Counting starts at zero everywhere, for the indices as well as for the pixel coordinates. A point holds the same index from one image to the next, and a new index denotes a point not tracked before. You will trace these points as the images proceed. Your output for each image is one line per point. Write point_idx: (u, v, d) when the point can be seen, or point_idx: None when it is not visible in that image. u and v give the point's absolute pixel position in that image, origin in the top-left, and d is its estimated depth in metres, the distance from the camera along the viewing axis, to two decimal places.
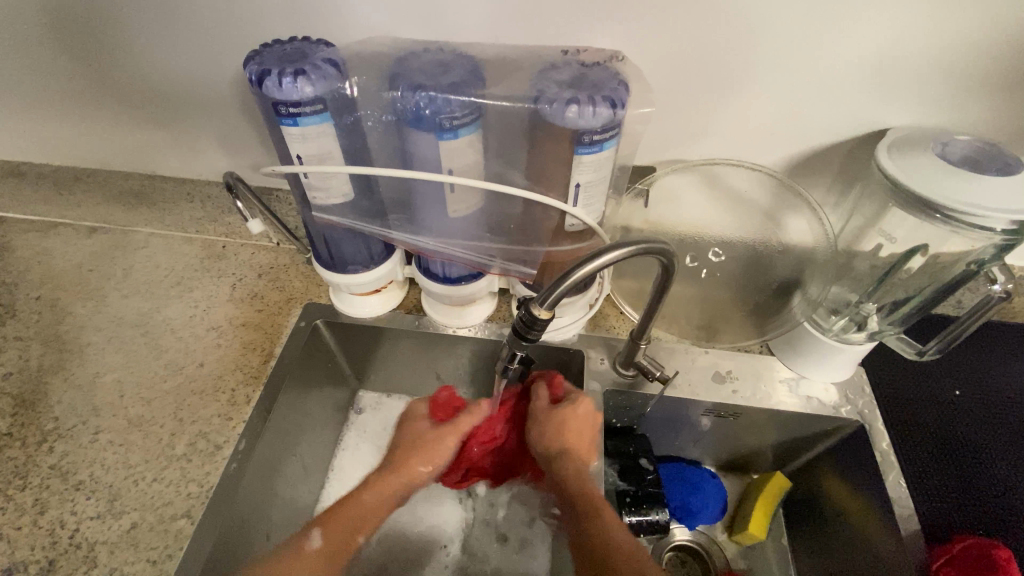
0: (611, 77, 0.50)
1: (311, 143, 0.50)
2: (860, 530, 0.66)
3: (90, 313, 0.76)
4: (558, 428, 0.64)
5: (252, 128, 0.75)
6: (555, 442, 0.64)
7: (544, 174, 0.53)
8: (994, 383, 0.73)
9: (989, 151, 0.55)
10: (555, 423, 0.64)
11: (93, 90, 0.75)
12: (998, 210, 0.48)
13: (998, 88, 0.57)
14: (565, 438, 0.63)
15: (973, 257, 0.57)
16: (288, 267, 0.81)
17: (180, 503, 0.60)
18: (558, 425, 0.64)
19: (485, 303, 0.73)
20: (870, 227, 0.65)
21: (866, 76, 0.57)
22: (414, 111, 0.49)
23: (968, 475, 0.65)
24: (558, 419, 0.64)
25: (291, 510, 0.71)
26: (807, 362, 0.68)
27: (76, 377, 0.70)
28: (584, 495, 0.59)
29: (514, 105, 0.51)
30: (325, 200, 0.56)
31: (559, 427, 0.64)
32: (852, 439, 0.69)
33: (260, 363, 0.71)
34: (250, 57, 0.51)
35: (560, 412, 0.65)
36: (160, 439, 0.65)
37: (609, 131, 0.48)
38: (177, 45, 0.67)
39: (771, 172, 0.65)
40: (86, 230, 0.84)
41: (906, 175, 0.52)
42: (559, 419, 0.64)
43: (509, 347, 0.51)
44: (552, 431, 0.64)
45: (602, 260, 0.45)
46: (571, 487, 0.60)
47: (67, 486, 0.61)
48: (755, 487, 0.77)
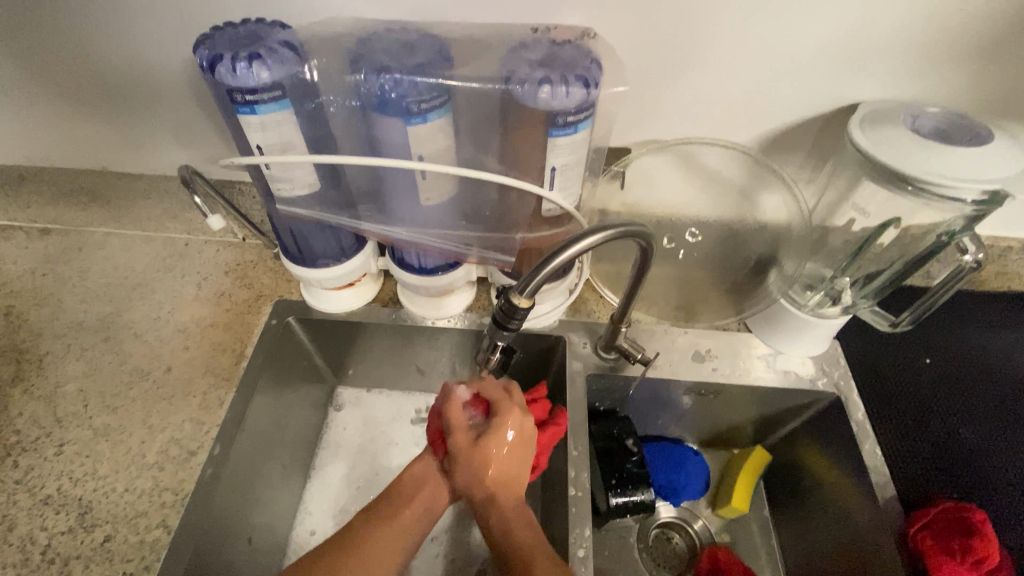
0: (583, 55, 0.48)
1: (271, 132, 0.48)
2: (837, 498, 0.68)
3: (47, 320, 0.72)
4: (490, 467, 0.55)
5: (209, 119, 0.71)
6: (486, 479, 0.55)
7: (518, 158, 0.51)
8: (959, 350, 0.75)
9: (957, 121, 0.56)
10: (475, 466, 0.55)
11: (30, 81, 0.69)
12: (970, 180, 0.49)
13: (963, 60, 0.57)
14: (501, 471, 0.55)
15: (943, 228, 0.58)
16: (256, 263, 0.77)
17: (156, 512, 0.58)
18: (491, 465, 0.55)
19: (462, 293, 0.72)
20: (842, 200, 0.65)
21: (837, 49, 0.57)
22: (379, 95, 0.46)
23: (940, 440, 0.67)
24: (495, 454, 0.55)
25: (274, 511, 0.70)
26: (785, 339, 0.70)
27: (36, 388, 0.66)
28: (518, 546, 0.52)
29: (484, 86, 0.49)
30: (289, 192, 0.54)
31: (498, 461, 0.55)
32: (829, 410, 0.71)
33: (232, 364, 0.69)
34: (200, 41, 0.47)
35: (483, 454, 0.55)
36: (131, 447, 0.62)
37: (583, 112, 0.47)
38: (121, 30, 0.62)
39: (745, 151, 0.64)
40: (37, 232, 0.80)
41: (876, 148, 0.53)
42: (485, 460, 0.55)
43: (489, 337, 0.50)
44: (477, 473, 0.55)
45: (578, 247, 0.44)
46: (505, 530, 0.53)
47: (33, 502, 0.58)
48: (736, 462, 0.79)
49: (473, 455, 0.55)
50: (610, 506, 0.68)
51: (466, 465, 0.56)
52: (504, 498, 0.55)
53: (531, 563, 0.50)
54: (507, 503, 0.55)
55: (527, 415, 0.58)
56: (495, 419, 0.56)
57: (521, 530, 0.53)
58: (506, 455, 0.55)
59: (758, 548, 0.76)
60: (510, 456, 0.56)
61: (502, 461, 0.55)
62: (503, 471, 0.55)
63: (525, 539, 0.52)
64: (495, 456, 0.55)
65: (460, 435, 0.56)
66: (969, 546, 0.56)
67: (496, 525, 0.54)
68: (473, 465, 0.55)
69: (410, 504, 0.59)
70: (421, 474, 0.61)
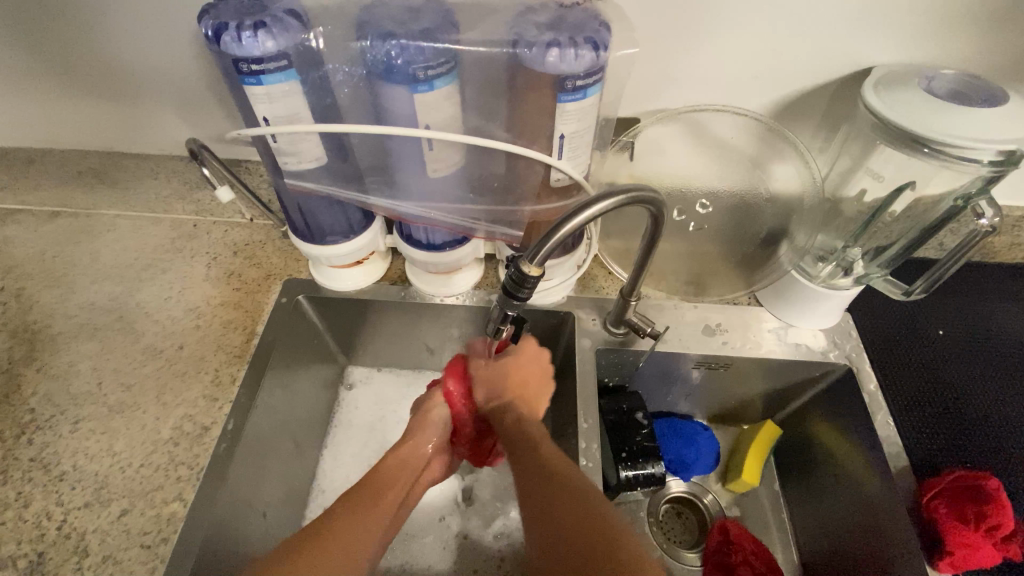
0: (592, 18, 0.47)
1: (277, 103, 0.47)
2: (848, 470, 0.68)
3: (59, 301, 0.72)
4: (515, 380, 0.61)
5: (214, 97, 0.71)
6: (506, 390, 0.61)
7: (526, 126, 0.51)
8: (973, 321, 0.75)
9: (974, 83, 0.54)
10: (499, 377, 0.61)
11: (35, 61, 0.69)
12: (987, 140, 0.48)
13: (982, 20, 0.56)
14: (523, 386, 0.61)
15: (959, 194, 0.57)
16: (264, 243, 0.78)
17: (171, 487, 0.59)
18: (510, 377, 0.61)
19: (471, 270, 0.72)
20: (855, 169, 0.64)
21: (851, 10, 0.56)
22: (385, 62, 0.46)
23: (955, 410, 0.67)
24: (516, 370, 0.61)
25: (288, 487, 0.71)
26: (796, 311, 0.69)
27: (50, 368, 0.67)
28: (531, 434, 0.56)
29: (490, 50, 0.48)
30: (297, 166, 0.54)
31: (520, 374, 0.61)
32: (841, 383, 0.70)
33: (243, 342, 0.69)
34: (204, 11, 0.47)
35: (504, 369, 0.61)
36: (145, 424, 0.63)
37: (592, 76, 0.46)
38: (123, 6, 0.62)
39: (757, 118, 0.63)
40: (47, 215, 0.79)
41: (890, 111, 0.52)
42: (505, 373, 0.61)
43: (499, 308, 0.50)
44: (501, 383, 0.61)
45: (587, 213, 0.44)
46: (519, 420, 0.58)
47: (52, 477, 0.59)
48: (746, 437, 0.79)
49: (500, 369, 0.61)
50: (621, 480, 0.68)
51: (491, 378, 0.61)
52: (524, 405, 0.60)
53: (541, 445, 0.54)
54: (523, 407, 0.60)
55: (544, 350, 0.65)
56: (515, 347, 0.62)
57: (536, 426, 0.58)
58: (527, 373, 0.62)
59: (768, 522, 0.76)
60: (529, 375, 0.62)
61: (524, 377, 0.61)
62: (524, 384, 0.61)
63: (535, 429, 0.57)
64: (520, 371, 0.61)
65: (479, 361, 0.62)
66: (983, 513, 0.56)
67: (511, 420, 0.59)
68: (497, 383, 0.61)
69: (392, 490, 0.58)
70: (408, 458, 0.62)
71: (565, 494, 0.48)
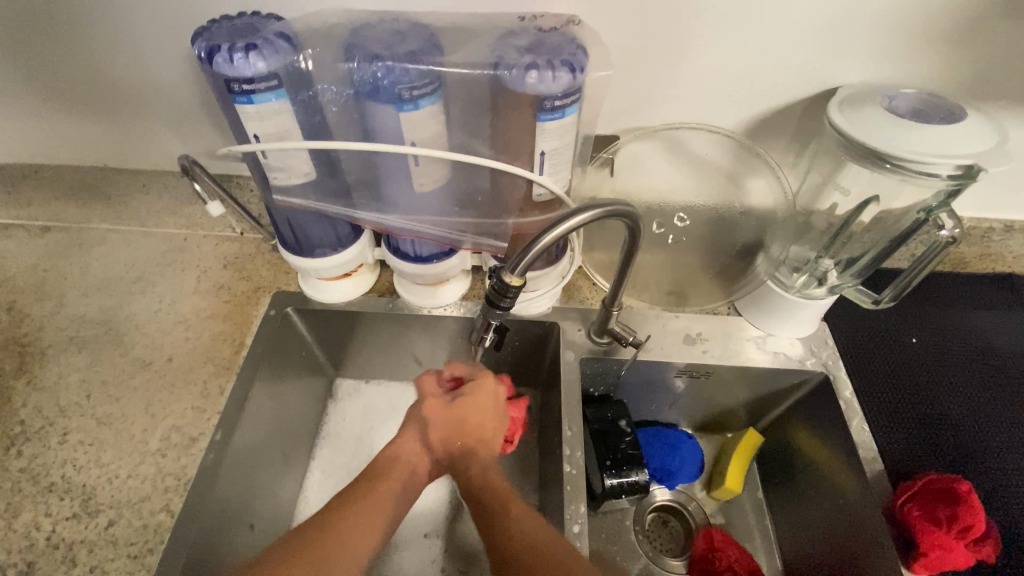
0: (569, 42, 0.50)
1: (268, 121, 0.49)
2: (827, 476, 0.70)
3: (49, 313, 0.73)
4: (469, 427, 0.61)
5: (206, 114, 0.72)
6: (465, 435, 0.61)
7: (508, 143, 0.53)
8: (943, 328, 0.77)
9: (933, 101, 0.57)
10: (453, 423, 0.61)
11: (32, 80, 0.71)
12: (944, 155, 0.51)
13: (938, 43, 0.59)
14: (479, 432, 0.62)
15: (921, 206, 0.60)
16: (255, 256, 0.79)
17: (159, 497, 0.59)
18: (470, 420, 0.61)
19: (458, 282, 0.74)
20: (827, 183, 0.67)
21: (816, 34, 0.59)
22: (372, 82, 0.48)
23: (927, 415, 0.69)
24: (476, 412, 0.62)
25: (275, 498, 0.71)
26: (774, 320, 0.71)
27: (39, 380, 0.67)
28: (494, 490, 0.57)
29: (473, 71, 0.51)
30: (286, 181, 0.55)
31: (478, 412, 0.62)
32: (818, 391, 0.72)
33: (232, 353, 0.70)
34: (198, 33, 0.49)
35: (461, 412, 0.61)
36: (133, 435, 0.63)
37: (570, 96, 0.48)
38: (119, 26, 0.64)
39: (730, 134, 0.66)
40: (38, 229, 0.81)
41: (854, 128, 0.54)
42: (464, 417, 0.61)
43: (483, 317, 0.51)
44: (454, 430, 0.61)
45: (566, 226, 0.46)
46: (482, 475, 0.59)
47: (38, 489, 0.59)
48: (729, 445, 0.80)
49: (449, 415, 0.61)
50: (606, 487, 0.70)
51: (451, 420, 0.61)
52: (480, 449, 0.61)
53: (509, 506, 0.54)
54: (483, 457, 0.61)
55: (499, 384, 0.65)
56: (471, 385, 0.63)
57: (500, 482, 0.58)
58: (486, 414, 0.63)
59: (752, 528, 0.78)
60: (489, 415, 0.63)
61: (479, 424, 0.62)
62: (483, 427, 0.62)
63: (501, 486, 0.57)
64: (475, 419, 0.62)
65: (434, 399, 0.62)
66: (955, 515, 0.58)
67: (473, 474, 0.59)
68: (467, 419, 0.61)
69: (391, 480, 0.56)
70: (411, 443, 0.60)
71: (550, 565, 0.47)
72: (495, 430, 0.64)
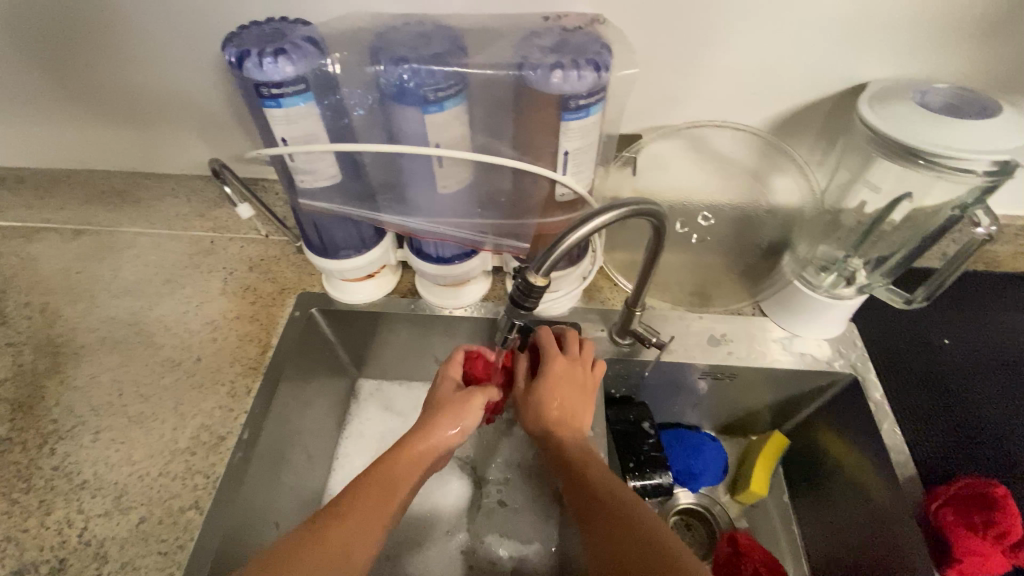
0: (594, 41, 0.50)
1: (296, 124, 0.50)
2: (856, 480, 0.68)
3: (81, 315, 0.75)
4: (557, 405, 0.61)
5: (233, 118, 0.73)
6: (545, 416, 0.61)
7: (531, 143, 0.53)
8: (977, 329, 0.75)
9: (967, 96, 0.56)
10: (533, 406, 0.62)
11: (67, 90, 0.73)
12: (980, 151, 0.49)
13: (974, 35, 0.57)
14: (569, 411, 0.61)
15: (956, 203, 0.58)
16: (279, 258, 0.80)
17: (188, 495, 0.60)
18: (549, 403, 0.61)
19: (479, 283, 0.74)
20: (855, 181, 0.66)
21: (846, 28, 0.57)
22: (397, 85, 0.48)
23: (961, 418, 0.67)
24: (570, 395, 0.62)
25: (299, 497, 0.72)
26: (801, 321, 0.70)
27: (72, 380, 0.69)
28: (575, 462, 0.56)
29: (498, 72, 0.51)
30: (312, 184, 0.56)
31: (563, 393, 0.62)
32: (846, 393, 0.71)
33: (258, 354, 0.71)
34: (227, 39, 0.50)
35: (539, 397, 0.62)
36: (163, 434, 0.64)
37: (595, 95, 0.48)
38: (149, 32, 0.65)
39: (755, 132, 0.65)
40: (70, 233, 0.83)
41: (885, 123, 0.53)
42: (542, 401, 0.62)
43: (507, 317, 0.51)
44: (536, 412, 0.62)
45: (590, 226, 0.45)
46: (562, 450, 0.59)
47: (72, 486, 0.61)
48: (754, 448, 0.79)
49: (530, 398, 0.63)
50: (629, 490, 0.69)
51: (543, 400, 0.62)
52: (568, 431, 0.60)
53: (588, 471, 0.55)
54: (565, 434, 0.60)
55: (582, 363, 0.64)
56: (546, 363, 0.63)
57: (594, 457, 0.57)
58: (574, 394, 0.62)
59: (778, 533, 0.76)
60: (579, 397, 0.63)
61: (568, 402, 0.62)
62: (573, 410, 0.62)
63: (583, 457, 0.57)
64: (567, 398, 0.62)
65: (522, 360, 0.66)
66: (990, 520, 0.56)
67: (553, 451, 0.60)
68: (560, 393, 0.62)
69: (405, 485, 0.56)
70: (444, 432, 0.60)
71: (624, 527, 0.47)
72: (583, 412, 0.63)
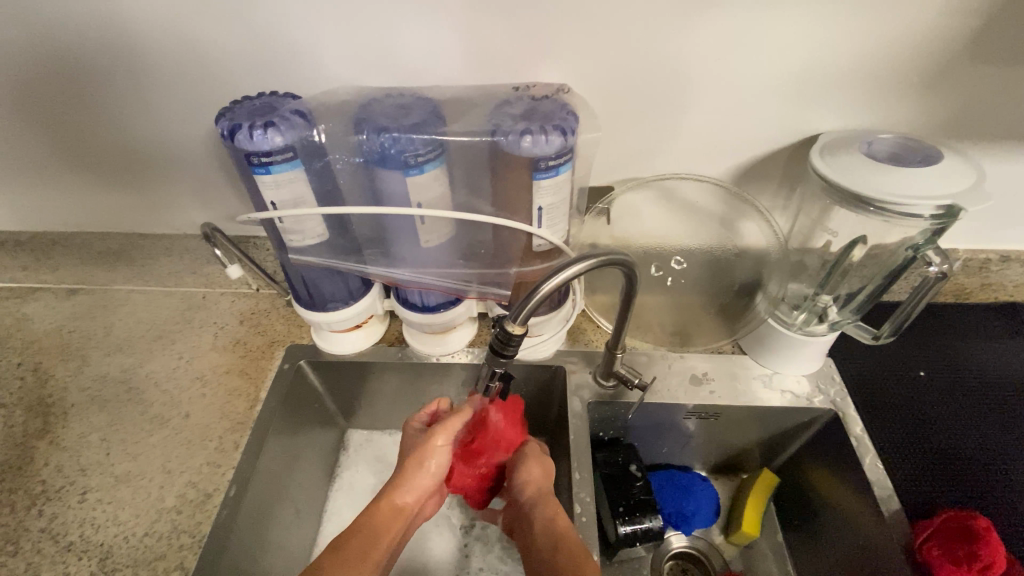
0: (560, 108, 0.54)
1: (284, 189, 0.53)
2: (845, 516, 0.68)
3: (73, 374, 0.76)
4: (522, 488, 0.64)
5: (227, 181, 0.77)
6: (534, 484, 0.64)
7: (506, 200, 0.56)
8: (951, 361, 0.77)
9: (909, 145, 0.60)
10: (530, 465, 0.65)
11: (68, 159, 0.77)
12: (923, 197, 0.53)
13: (910, 91, 0.62)
14: (534, 486, 0.63)
15: (909, 244, 0.62)
16: (269, 311, 0.82)
17: (174, 555, 0.60)
18: (537, 469, 0.65)
19: (465, 329, 0.76)
20: (816, 225, 0.70)
21: (795, 88, 0.62)
22: (380, 151, 0.52)
23: (941, 450, 0.68)
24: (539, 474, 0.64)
25: (288, 554, 0.71)
26: (780, 358, 0.72)
27: (62, 439, 0.69)
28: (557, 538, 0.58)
29: (473, 139, 0.55)
30: (301, 242, 0.59)
31: (541, 466, 0.65)
32: (828, 428, 0.72)
33: (247, 408, 0.72)
34: (221, 113, 0.54)
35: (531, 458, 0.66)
36: (151, 492, 0.64)
37: (563, 156, 0.52)
38: (148, 104, 0.69)
39: (719, 183, 0.69)
40: (65, 292, 0.86)
41: (836, 174, 0.57)
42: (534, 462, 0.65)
43: (487, 365, 0.53)
44: (532, 473, 0.64)
45: (564, 275, 0.48)
46: (546, 527, 0.59)
47: (58, 548, 0.60)
48: (744, 487, 0.80)
49: (532, 459, 0.66)
50: (620, 535, 0.69)
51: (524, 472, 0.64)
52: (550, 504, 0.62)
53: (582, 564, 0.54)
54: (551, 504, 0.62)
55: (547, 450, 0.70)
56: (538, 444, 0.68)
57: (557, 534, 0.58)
58: (538, 468, 0.65)
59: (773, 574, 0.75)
60: (545, 474, 0.65)
61: (535, 477, 0.64)
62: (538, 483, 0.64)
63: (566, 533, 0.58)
64: (533, 478, 0.64)
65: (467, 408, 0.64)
66: (975, 552, 0.57)
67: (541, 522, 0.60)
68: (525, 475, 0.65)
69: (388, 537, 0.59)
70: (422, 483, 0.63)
71: None
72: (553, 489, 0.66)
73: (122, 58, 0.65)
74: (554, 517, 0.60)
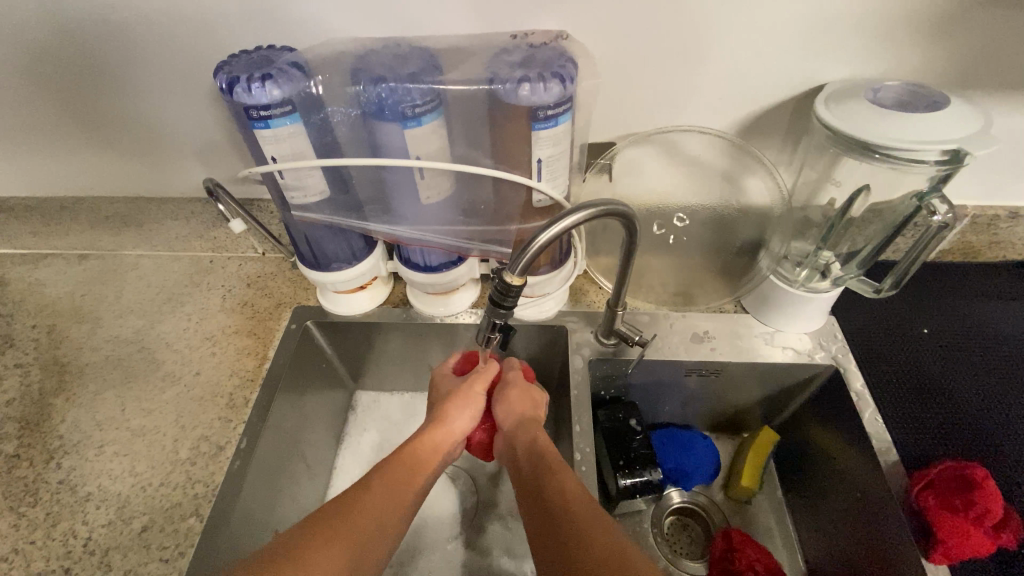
0: (558, 56, 0.54)
1: (284, 144, 0.53)
2: (844, 470, 0.69)
3: (86, 335, 0.78)
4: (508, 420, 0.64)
5: (228, 142, 0.77)
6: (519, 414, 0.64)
7: (505, 153, 0.56)
8: (956, 318, 0.77)
9: (918, 91, 0.59)
10: (519, 401, 0.65)
11: (69, 122, 0.77)
12: (929, 142, 0.52)
13: (924, 35, 0.60)
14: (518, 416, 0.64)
15: (914, 192, 0.61)
16: (275, 274, 0.83)
17: (189, 503, 0.62)
18: (519, 403, 0.65)
19: (469, 290, 0.77)
20: (822, 181, 0.69)
21: (803, 33, 0.60)
22: (377, 102, 0.52)
23: (943, 404, 0.69)
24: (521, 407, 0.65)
25: (299, 506, 0.73)
26: (781, 316, 0.72)
27: (78, 397, 0.72)
28: (540, 454, 0.58)
29: (470, 88, 0.54)
30: (303, 199, 0.59)
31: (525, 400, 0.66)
32: (829, 384, 0.73)
33: (255, 366, 0.73)
34: (219, 67, 0.53)
35: (520, 395, 0.66)
36: (165, 445, 0.67)
37: (562, 105, 0.51)
38: (147, 64, 0.68)
39: (722, 135, 0.67)
40: (76, 257, 0.87)
41: (841, 121, 0.55)
42: (521, 399, 0.66)
43: (487, 318, 0.53)
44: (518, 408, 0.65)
45: (563, 225, 0.47)
46: (530, 447, 0.60)
47: (77, 498, 0.63)
48: (744, 445, 0.81)
49: (523, 396, 0.66)
50: (619, 488, 0.70)
51: (510, 404, 0.65)
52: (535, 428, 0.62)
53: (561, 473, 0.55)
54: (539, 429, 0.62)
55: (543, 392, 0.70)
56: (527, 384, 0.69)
57: (548, 453, 0.58)
58: (524, 401, 0.66)
59: (772, 528, 0.77)
60: (531, 407, 0.66)
61: (519, 408, 0.65)
62: (520, 414, 0.64)
63: (550, 453, 0.58)
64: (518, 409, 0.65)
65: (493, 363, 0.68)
66: (970, 501, 0.58)
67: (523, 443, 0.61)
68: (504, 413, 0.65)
69: (423, 469, 0.59)
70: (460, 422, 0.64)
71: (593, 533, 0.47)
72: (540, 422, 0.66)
73: (120, 15, 0.64)
74: (540, 437, 0.61)
